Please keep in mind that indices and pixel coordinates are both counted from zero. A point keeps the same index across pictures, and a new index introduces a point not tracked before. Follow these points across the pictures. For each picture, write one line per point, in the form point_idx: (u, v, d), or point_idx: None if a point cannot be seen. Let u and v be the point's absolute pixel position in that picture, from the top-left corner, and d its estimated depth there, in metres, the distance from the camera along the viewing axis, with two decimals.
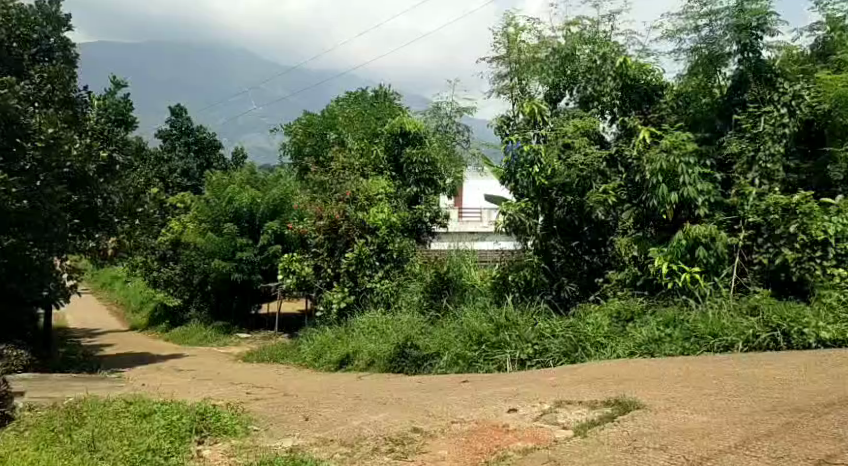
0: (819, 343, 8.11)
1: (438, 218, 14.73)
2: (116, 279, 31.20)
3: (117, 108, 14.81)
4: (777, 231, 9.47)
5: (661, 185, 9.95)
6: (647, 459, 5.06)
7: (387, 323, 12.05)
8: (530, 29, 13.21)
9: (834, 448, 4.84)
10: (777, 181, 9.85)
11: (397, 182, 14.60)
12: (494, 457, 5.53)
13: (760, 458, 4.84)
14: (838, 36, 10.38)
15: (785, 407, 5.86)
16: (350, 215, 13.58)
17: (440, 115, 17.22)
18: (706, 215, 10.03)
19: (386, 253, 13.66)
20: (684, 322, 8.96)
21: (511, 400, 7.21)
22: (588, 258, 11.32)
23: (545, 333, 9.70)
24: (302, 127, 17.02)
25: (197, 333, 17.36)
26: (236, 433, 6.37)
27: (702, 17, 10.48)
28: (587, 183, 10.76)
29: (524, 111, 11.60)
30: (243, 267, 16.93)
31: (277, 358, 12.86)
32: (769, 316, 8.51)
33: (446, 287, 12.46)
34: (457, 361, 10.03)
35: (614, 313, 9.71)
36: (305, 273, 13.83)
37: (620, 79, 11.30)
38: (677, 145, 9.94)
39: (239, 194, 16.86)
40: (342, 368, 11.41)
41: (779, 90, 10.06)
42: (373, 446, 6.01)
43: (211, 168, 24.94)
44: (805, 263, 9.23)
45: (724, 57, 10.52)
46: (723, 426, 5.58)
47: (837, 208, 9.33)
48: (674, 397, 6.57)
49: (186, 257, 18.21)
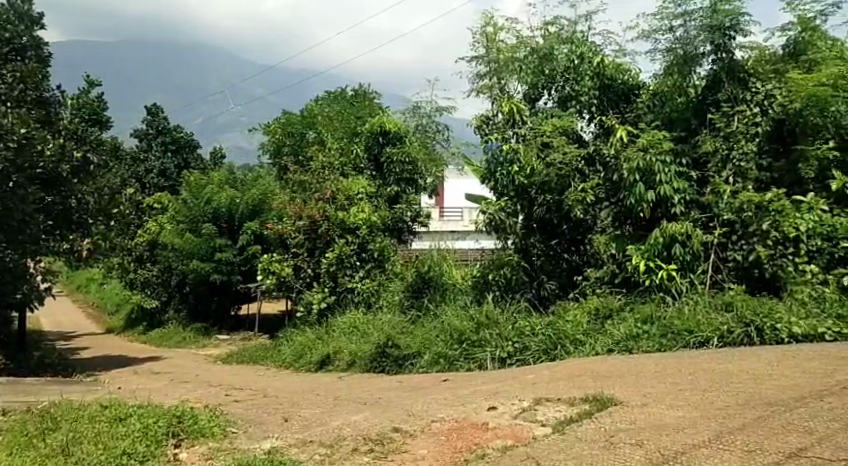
0: (792, 339, 8.17)
1: (419, 218, 14.77)
2: (92, 281, 30.88)
3: (91, 107, 13.71)
4: (751, 229, 9.61)
5: (638, 184, 10.09)
6: (623, 455, 5.11)
7: (368, 323, 12.08)
8: (509, 28, 13.30)
9: (806, 441, 4.92)
10: (750, 178, 10.05)
11: (377, 181, 14.54)
12: (473, 455, 5.56)
13: (733, 452, 4.90)
14: (809, 36, 10.57)
15: (758, 401, 5.95)
16: (330, 216, 13.57)
17: (419, 114, 17.34)
18: (682, 213, 10.14)
19: (367, 252, 13.66)
20: (661, 319, 9.08)
21: (491, 398, 7.26)
22: (568, 256, 11.37)
23: (525, 331, 9.76)
24: (281, 127, 16.96)
25: (175, 335, 17.26)
26: (213, 435, 6.35)
27: (677, 17, 10.56)
28: (565, 182, 10.87)
29: (503, 110, 11.61)
30: (222, 269, 16.83)
31: (257, 359, 12.83)
32: (743, 312, 8.59)
33: (426, 286, 12.48)
34: (437, 360, 10.05)
35: (593, 310, 9.79)
36: (286, 274, 13.81)
37: (597, 79, 11.50)
38: (654, 144, 10.08)
39: (218, 195, 17.02)
40: (323, 368, 11.41)
41: (752, 90, 10.34)
42: (352, 446, 6.02)
43: (189, 168, 24.71)
44: (778, 259, 9.35)
45: (697, 58, 10.45)
46: (697, 421, 5.65)
47: (808, 205, 9.36)
48: (650, 393, 6.64)
49: (163, 258, 18.06)
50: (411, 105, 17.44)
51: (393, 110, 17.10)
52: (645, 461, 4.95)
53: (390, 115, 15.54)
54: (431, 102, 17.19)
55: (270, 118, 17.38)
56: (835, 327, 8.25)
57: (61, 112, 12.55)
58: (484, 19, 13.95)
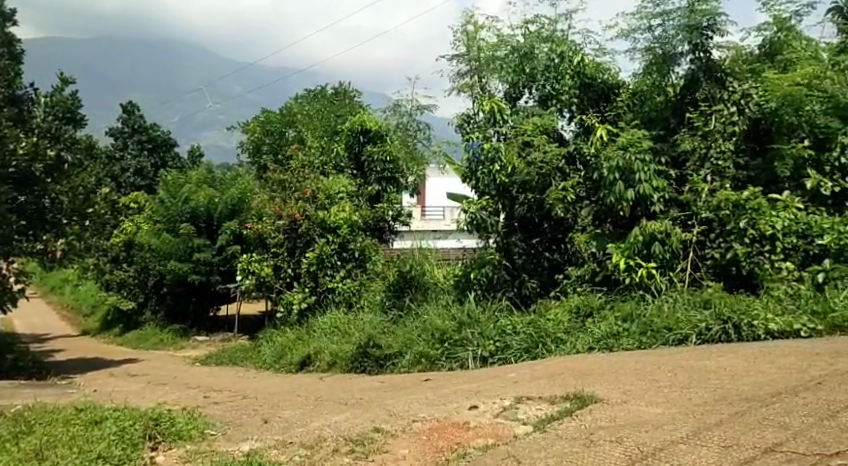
0: (768, 335, 8.13)
1: (400, 217, 14.70)
2: (67, 282, 30.53)
3: (65, 105, 12.62)
4: (728, 227, 9.70)
5: (617, 182, 10.10)
6: (603, 452, 5.11)
7: (349, 323, 12.05)
8: (489, 27, 13.31)
9: (781, 435, 4.95)
10: (728, 176, 10.09)
11: (359, 180, 14.48)
12: (454, 455, 5.54)
13: (710, 448, 4.92)
14: (785, 36, 10.76)
15: (735, 397, 5.99)
16: (310, 215, 13.47)
17: (400, 113, 17.25)
18: (661, 212, 10.21)
19: (348, 252, 13.61)
20: (641, 316, 9.13)
21: (473, 397, 7.25)
22: (549, 255, 11.39)
23: (506, 330, 9.77)
24: (260, 125, 16.86)
25: (153, 336, 17.10)
26: (191, 438, 6.28)
27: (656, 17, 10.60)
28: (546, 180, 10.91)
29: (484, 109, 11.55)
30: (201, 269, 16.78)
31: (236, 360, 12.74)
32: (721, 309, 8.62)
33: (408, 286, 12.46)
34: (419, 359, 10.03)
35: (574, 309, 9.85)
36: (266, 274, 13.78)
37: (578, 78, 11.49)
38: (633, 143, 10.14)
39: (197, 195, 16.96)
40: (304, 368, 11.35)
41: (729, 89, 10.30)
42: (333, 447, 5.99)
43: (165, 167, 24.49)
44: (755, 256, 9.42)
45: (676, 57, 10.48)
46: (676, 418, 5.67)
47: (784, 203, 9.45)
48: (630, 390, 6.67)
49: (140, 259, 17.87)
50: (392, 103, 17.35)
51: (374, 109, 17.00)
52: (624, 458, 4.96)
53: (370, 113, 15.49)
54: (412, 102, 17.14)
55: (249, 116, 17.26)
56: (810, 323, 8.10)
57: (34, 110, 12.45)
58: (465, 18, 13.94)
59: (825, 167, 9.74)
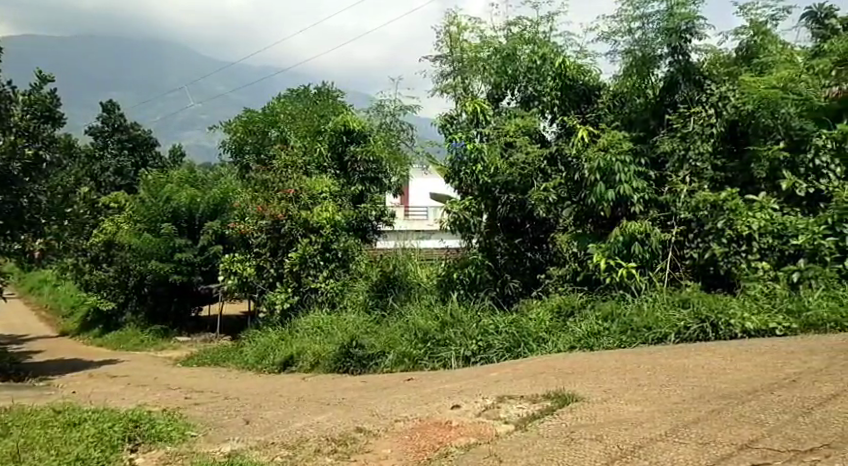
0: (744, 334, 8.26)
1: (384, 217, 14.73)
2: (44, 282, 30.30)
3: (44, 103, 12.72)
4: (706, 227, 9.82)
5: (598, 183, 10.20)
6: (583, 450, 5.18)
7: (333, 323, 12.07)
8: (473, 28, 13.37)
9: (757, 433, 5.03)
10: (706, 178, 10.22)
11: (341, 180, 14.48)
12: (436, 454, 5.58)
13: (688, 445, 5.01)
14: (761, 39, 10.83)
15: (713, 394, 6.09)
16: (293, 215, 13.45)
17: (383, 113, 17.18)
18: (641, 212, 10.32)
19: (331, 252, 13.60)
20: (621, 315, 9.22)
21: (455, 396, 7.31)
22: (531, 255, 11.50)
23: (489, 329, 9.82)
24: (242, 125, 16.80)
25: (133, 337, 17.00)
26: (171, 440, 6.28)
27: (636, 20, 10.71)
28: (528, 181, 11.02)
29: (467, 109, 11.63)
30: (182, 270, 16.71)
31: (218, 361, 12.71)
32: (699, 309, 8.72)
33: (391, 286, 12.53)
34: (402, 359, 10.05)
35: (555, 308, 9.96)
36: (248, 274, 13.77)
37: (559, 79, 11.51)
38: (614, 144, 10.23)
39: (178, 194, 16.85)
40: (286, 369, 11.32)
41: (707, 92, 10.49)
42: (315, 447, 6.01)
43: (146, 167, 24.32)
44: (732, 256, 9.56)
45: (655, 60, 10.60)
46: (654, 416, 5.75)
47: (760, 205, 9.58)
48: (610, 389, 6.75)
49: (120, 259, 17.74)
50: (375, 103, 17.27)
51: (357, 109, 16.93)
52: (604, 456, 5.02)
53: (353, 114, 15.47)
54: (395, 102, 17.05)
55: (231, 116, 17.19)
56: (785, 322, 8.20)
57: (12, 109, 12.08)
58: (448, 18, 13.99)
59: (800, 169, 9.82)
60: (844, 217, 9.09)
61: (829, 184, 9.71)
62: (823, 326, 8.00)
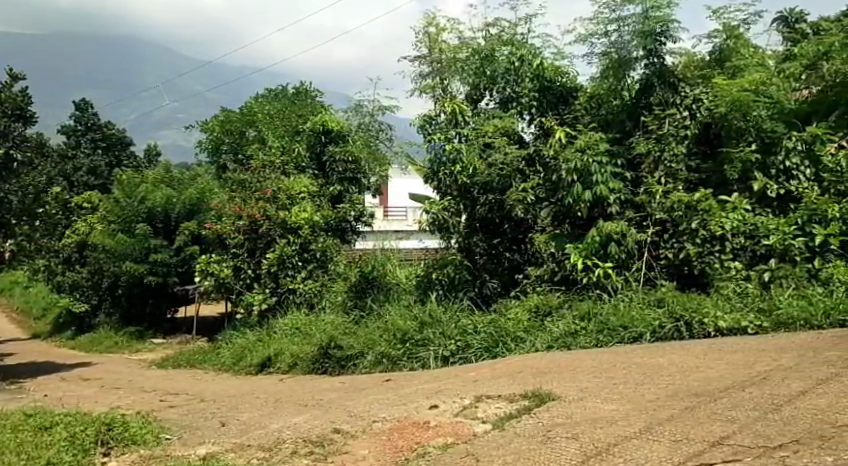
0: (718, 332, 8.33)
1: (363, 217, 14.67)
2: (16, 284, 29.93)
3: (15, 102, 12.31)
4: (681, 227, 9.96)
5: (575, 184, 10.30)
6: (559, 448, 5.20)
7: (311, 323, 12.05)
8: (451, 29, 13.40)
9: (729, 429, 5.09)
10: (681, 179, 10.31)
11: (320, 180, 14.44)
12: (414, 454, 5.58)
13: (662, 442, 5.04)
14: (734, 43, 10.91)
15: (686, 392, 6.14)
16: (271, 216, 13.38)
17: (362, 113, 17.13)
18: (617, 213, 10.42)
19: (309, 252, 13.55)
20: (598, 314, 9.29)
21: (433, 396, 7.31)
22: (509, 255, 11.60)
23: (468, 329, 9.86)
24: (219, 124, 16.74)
25: (107, 339, 16.83)
26: (146, 443, 6.23)
27: (612, 22, 10.77)
28: (507, 182, 11.06)
29: (446, 110, 11.63)
30: (158, 270, 16.54)
31: (195, 362, 12.61)
32: (674, 308, 8.80)
33: (370, 286, 12.53)
34: (381, 360, 10.02)
35: (533, 308, 10.02)
36: (225, 275, 13.57)
37: (537, 80, 11.59)
38: (590, 145, 10.29)
39: (153, 194, 16.74)
40: (263, 370, 11.24)
41: (682, 94, 10.56)
42: (293, 449, 5.99)
43: (120, 166, 24.06)
44: (706, 256, 9.67)
45: (631, 62, 10.67)
46: (629, 413, 5.80)
47: (732, 205, 9.67)
48: (587, 387, 6.79)
49: (93, 260, 17.53)
50: (354, 103, 17.21)
51: (335, 109, 16.86)
52: (580, 455, 5.03)
53: (331, 113, 15.42)
54: (373, 102, 17.01)
55: (208, 115, 17.08)
56: (756, 321, 8.26)
57: None
58: (426, 19, 14.04)
59: (771, 170, 9.87)
60: (813, 218, 9.24)
61: (799, 185, 9.81)
62: (793, 324, 8.07)
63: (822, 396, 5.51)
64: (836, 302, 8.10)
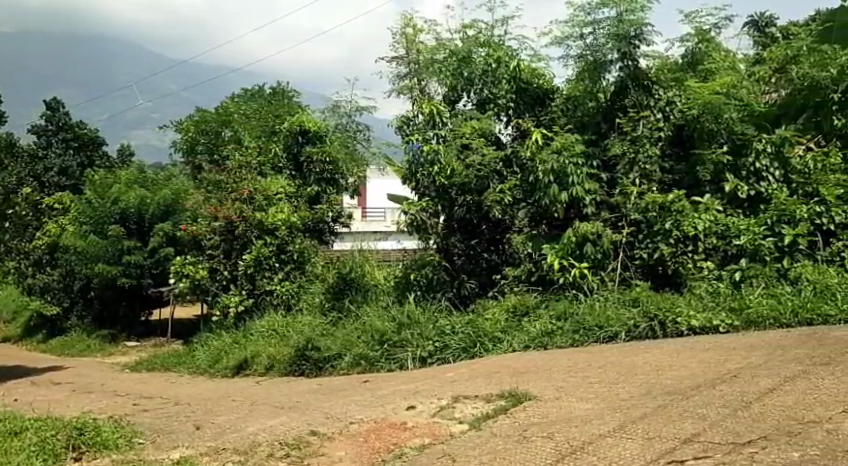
0: (690, 331, 8.39)
1: (341, 218, 14.63)
2: None
3: None
4: (655, 228, 10.01)
5: (551, 185, 10.32)
6: (535, 448, 5.21)
7: (288, 325, 11.99)
8: (429, 31, 13.46)
9: (699, 427, 5.13)
10: (655, 180, 10.39)
11: (297, 181, 14.36)
12: (391, 455, 5.57)
13: (635, 440, 5.07)
14: (706, 47, 11.04)
15: (659, 391, 6.19)
16: (247, 216, 13.22)
17: (339, 114, 17.08)
18: (592, 214, 10.49)
19: (286, 253, 13.49)
20: (574, 315, 9.35)
21: (411, 397, 7.30)
22: (488, 256, 11.63)
23: (446, 330, 9.87)
24: (194, 124, 16.64)
25: (79, 342, 16.64)
26: (118, 447, 6.15)
27: (587, 25, 10.84)
28: (484, 182, 11.12)
29: (423, 111, 11.54)
30: (131, 272, 16.39)
31: (169, 365, 12.50)
32: (649, 307, 8.86)
33: (348, 287, 12.53)
34: (358, 361, 9.98)
35: (511, 308, 10.05)
36: (200, 276, 13.46)
37: (514, 82, 11.64)
38: (567, 147, 10.34)
39: (126, 195, 16.54)
40: (240, 373, 11.17)
41: (655, 97, 10.71)
42: (269, 452, 5.95)
43: (92, 167, 23.57)
44: (679, 256, 9.73)
45: (606, 64, 10.71)
46: (604, 412, 5.83)
47: (705, 205, 9.80)
48: (562, 387, 6.81)
49: (64, 262, 17.28)
50: (331, 104, 17.20)
51: (313, 110, 16.81)
52: (556, 454, 5.05)
53: (308, 114, 15.36)
54: (351, 102, 17.00)
55: (182, 115, 16.97)
56: (727, 320, 8.34)
57: None
58: (404, 20, 14.06)
59: (742, 172, 10.02)
60: (782, 218, 9.52)
61: (769, 187, 9.95)
62: (763, 322, 8.15)
63: (789, 393, 5.58)
64: (804, 302, 8.24)
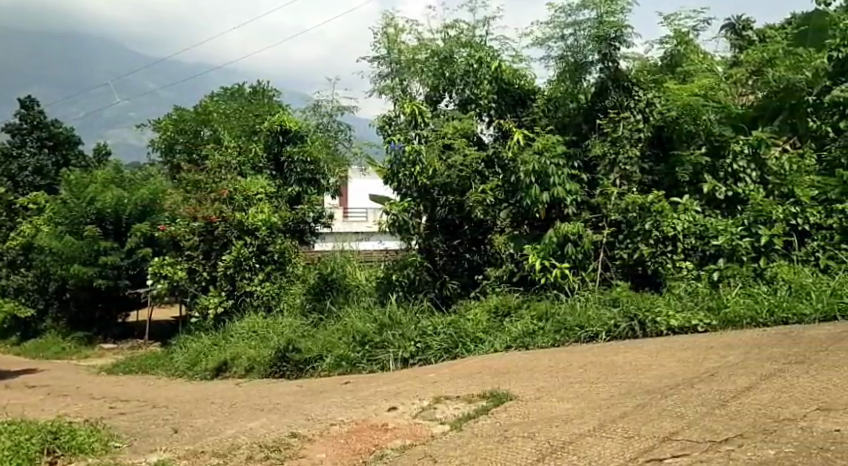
0: (669, 331, 8.41)
1: (322, 218, 14.40)
2: None
3: None
4: (635, 228, 10.03)
5: (533, 186, 10.29)
6: (516, 448, 5.19)
7: (269, 326, 11.89)
8: (410, 30, 13.41)
9: (678, 425, 5.13)
10: (635, 181, 10.42)
11: (278, 181, 14.23)
12: (372, 457, 5.52)
13: (615, 439, 5.06)
14: (684, 49, 11.10)
15: (639, 390, 6.19)
16: (227, 216, 13.18)
17: (320, 113, 16.87)
18: (574, 214, 10.52)
19: (267, 254, 13.34)
20: (555, 315, 9.34)
21: (392, 398, 7.25)
22: (469, 256, 11.60)
23: (427, 331, 9.81)
24: (172, 123, 16.50)
25: (55, 345, 16.41)
26: (94, 451, 6.07)
27: (568, 27, 10.84)
28: (466, 183, 11.08)
29: (405, 111, 11.43)
30: (108, 274, 16.20)
31: (147, 368, 12.34)
32: (628, 307, 8.88)
33: (329, 287, 12.48)
34: (340, 362, 9.91)
35: (493, 308, 10.02)
36: (179, 277, 13.41)
37: (496, 83, 11.56)
38: (548, 147, 10.35)
39: (103, 195, 16.34)
40: (219, 375, 11.07)
41: (635, 98, 10.60)
42: (248, 454, 5.88)
43: (68, 166, 23.26)
44: (659, 256, 9.78)
45: (586, 66, 10.77)
46: (584, 412, 5.82)
47: (684, 206, 9.84)
48: (543, 387, 6.80)
49: (39, 263, 17.03)
50: (312, 104, 16.95)
51: (294, 109, 16.67)
52: (536, 454, 5.03)
53: (289, 113, 15.27)
54: (332, 102, 16.71)
55: (160, 114, 16.84)
56: (706, 319, 8.37)
57: None
58: (385, 20, 13.98)
59: (720, 173, 10.08)
60: (758, 219, 9.56)
61: (746, 187, 9.95)
62: (740, 322, 8.18)
63: (765, 391, 5.60)
64: (780, 301, 8.28)
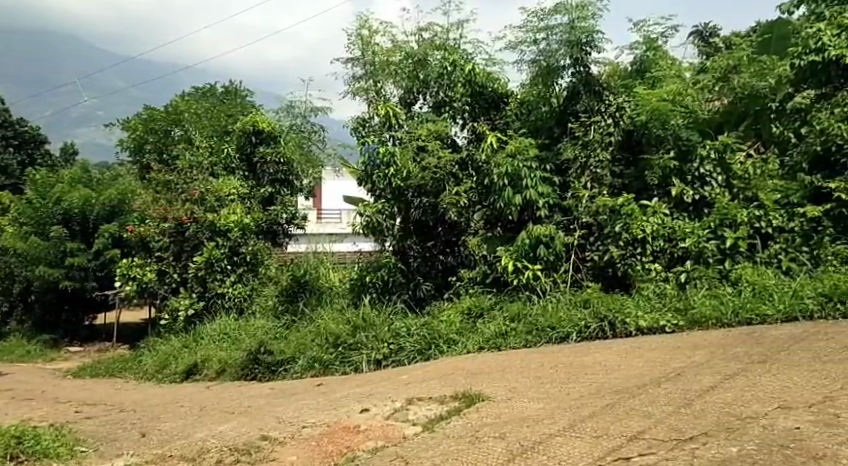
0: (638, 332, 8.50)
1: (296, 219, 14.37)
2: None
3: None
4: (605, 230, 10.15)
5: (506, 188, 10.39)
6: (486, 448, 5.19)
7: (240, 329, 11.80)
8: (385, 32, 13.36)
9: (645, 424, 5.17)
10: (605, 184, 10.60)
11: (250, 182, 13.97)
12: (343, 459, 5.49)
13: (584, 439, 5.08)
14: (653, 55, 11.16)
15: (608, 389, 6.24)
16: (198, 217, 13.08)
17: (293, 113, 16.59)
18: (546, 216, 10.55)
19: (239, 255, 13.19)
20: (528, 315, 9.40)
21: (364, 400, 7.23)
22: (443, 257, 11.57)
23: (400, 333, 9.77)
24: (141, 123, 16.40)
25: (19, 347, 16.12)
26: (59, 456, 5.97)
27: (541, 31, 10.89)
28: (440, 185, 10.97)
29: (379, 113, 11.44)
30: (75, 275, 15.95)
31: (115, 372, 12.17)
32: (598, 308, 8.94)
33: (302, 289, 12.42)
34: (313, 364, 9.86)
35: (465, 310, 10.05)
36: (148, 279, 13.39)
37: (469, 86, 11.62)
38: (521, 150, 10.40)
39: (70, 195, 16.12)
40: (189, 378, 10.94)
41: (606, 102, 10.85)
42: (217, 458, 5.82)
43: (34, 166, 22.89)
44: (629, 258, 9.84)
45: (559, 70, 10.82)
46: (554, 412, 5.84)
47: (653, 209, 9.91)
48: (515, 387, 6.83)
49: (4, 265, 16.72)
50: (285, 104, 16.65)
51: (267, 110, 16.48)
52: (507, 454, 5.03)
53: (262, 113, 15.13)
54: (305, 103, 16.49)
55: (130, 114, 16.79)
56: (673, 320, 8.46)
57: None
58: (359, 22, 13.98)
59: (687, 176, 10.12)
60: (724, 222, 9.66)
61: (712, 191, 10.03)
62: (706, 322, 8.31)
63: (729, 390, 5.67)
64: (745, 302, 8.39)
